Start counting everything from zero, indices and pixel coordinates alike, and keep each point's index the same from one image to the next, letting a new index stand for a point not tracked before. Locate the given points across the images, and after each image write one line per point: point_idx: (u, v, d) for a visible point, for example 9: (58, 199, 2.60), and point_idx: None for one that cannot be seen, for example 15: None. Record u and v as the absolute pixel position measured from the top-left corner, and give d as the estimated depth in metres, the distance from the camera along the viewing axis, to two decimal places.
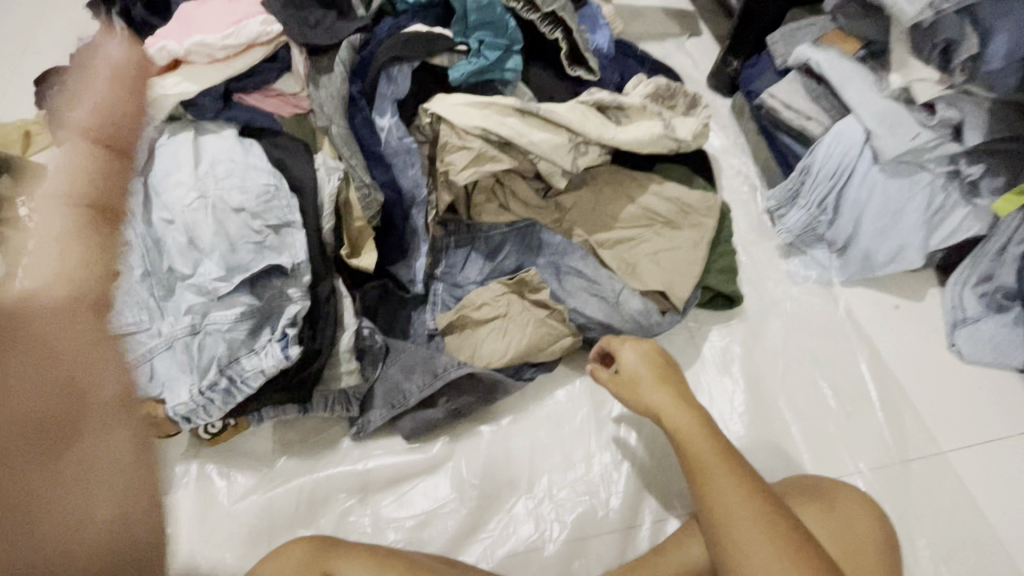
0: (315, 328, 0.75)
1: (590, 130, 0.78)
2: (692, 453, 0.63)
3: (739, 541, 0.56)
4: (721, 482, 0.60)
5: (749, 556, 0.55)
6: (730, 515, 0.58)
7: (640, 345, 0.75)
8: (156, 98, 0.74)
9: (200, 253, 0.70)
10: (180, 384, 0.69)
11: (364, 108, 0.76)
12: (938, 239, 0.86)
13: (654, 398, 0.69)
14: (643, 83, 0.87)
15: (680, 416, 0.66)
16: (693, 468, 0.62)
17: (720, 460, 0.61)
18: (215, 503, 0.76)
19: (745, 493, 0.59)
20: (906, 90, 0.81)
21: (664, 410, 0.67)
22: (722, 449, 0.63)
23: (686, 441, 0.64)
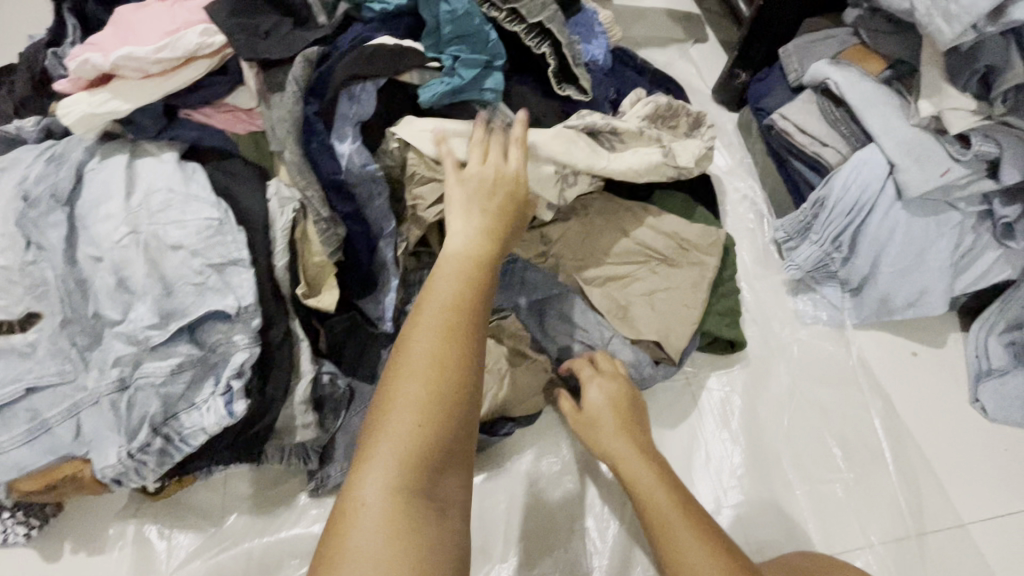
0: (265, 380, 0.67)
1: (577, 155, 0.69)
2: (650, 506, 0.60)
3: None
4: (680, 535, 0.56)
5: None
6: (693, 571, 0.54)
7: (610, 383, 0.70)
8: (80, 120, 0.63)
9: (132, 297, 0.62)
10: (109, 444, 0.61)
11: (323, 132, 0.67)
12: (964, 283, 0.78)
13: (616, 444, 0.65)
14: (640, 103, 0.78)
15: (639, 465, 0.63)
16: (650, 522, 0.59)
17: (680, 513, 0.58)
18: (155, 567, 0.70)
19: (709, 549, 0.54)
20: (937, 119, 0.72)
21: (622, 459, 0.64)
22: (683, 501, 0.59)
23: (645, 494, 0.61)
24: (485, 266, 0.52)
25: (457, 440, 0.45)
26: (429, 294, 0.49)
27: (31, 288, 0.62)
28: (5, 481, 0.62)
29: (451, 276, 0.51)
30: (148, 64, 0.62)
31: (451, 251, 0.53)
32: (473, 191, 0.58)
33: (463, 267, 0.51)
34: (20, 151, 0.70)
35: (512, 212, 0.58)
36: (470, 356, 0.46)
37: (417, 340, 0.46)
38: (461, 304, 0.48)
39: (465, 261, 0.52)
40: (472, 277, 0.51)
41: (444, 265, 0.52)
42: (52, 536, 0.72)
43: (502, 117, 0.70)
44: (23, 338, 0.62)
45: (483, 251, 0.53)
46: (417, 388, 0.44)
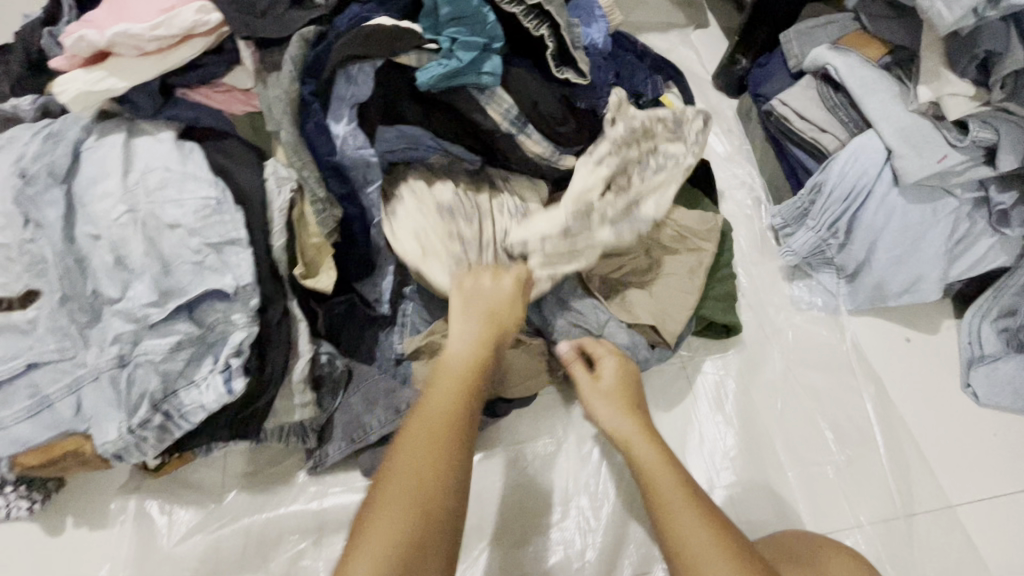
0: (264, 358, 0.68)
1: (570, 230, 0.72)
2: (654, 486, 0.58)
3: None
4: (682, 516, 0.55)
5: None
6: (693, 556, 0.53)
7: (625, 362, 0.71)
8: (76, 96, 0.63)
9: (131, 275, 0.62)
10: (110, 421, 0.62)
11: (318, 111, 0.68)
12: (959, 270, 0.78)
13: (623, 424, 0.64)
14: (615, 127, 0.77)
15: (646, 447, 0.62)
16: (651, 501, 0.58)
17: (685, 496, 0.57)
18: (156, 543, 0.70)
19: (712, 530, 0.54)
20: (935, 105, 0.72)
21: (629, 437, 0.63)
22: (688, 484, 0.58)
23: (649, 473, 0.59)
24: (479, 376, 0.58)
25: (440, 538, 0.47)
26: (422, 403, 0.54)
27: (31, 266, 0.63)
28: (6, 456, 0.63)
29: (448, 385, 0.56)
30: (145, 42, 0.61)
31: (450, 360, 0.59)
32: (475, 304, 0.65)
33: (457, 377, 0.57)
34: (17, 129, 0.70)
35: (509, 325, 0.64)
36: (452, 465, 0.49)
37: (407, 443, 0.50)
38: (455, 412, 0.53)
39: (463, 370, 0.57)
40: (467, 386, 0.56)
41: (441, 373, 0.57)
42: (56, 511, 0.73)
43: (497, 103, 0.70)
44: (23, 315, 0.63)
45: (478, 362, 0.59)
46: (401, 492, 0.47)
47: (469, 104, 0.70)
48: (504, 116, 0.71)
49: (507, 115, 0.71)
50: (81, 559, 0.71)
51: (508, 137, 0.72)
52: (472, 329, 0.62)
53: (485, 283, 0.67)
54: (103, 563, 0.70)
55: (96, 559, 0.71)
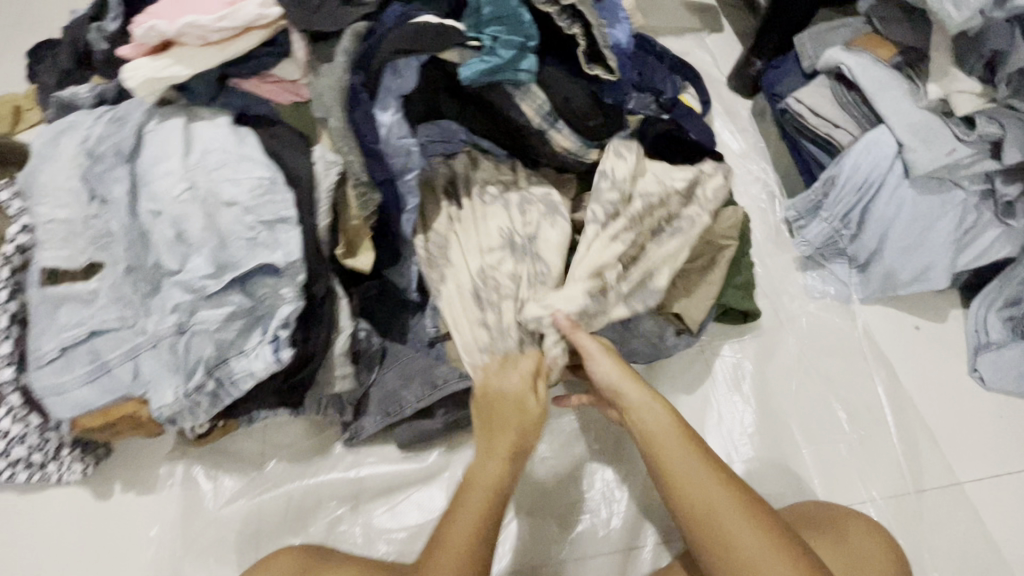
0: (309, 331, 0.72)
1: (587, 310, 0.72)
2: (673, 457, 0.62)
3: (729, 532, 0.57)
4: (709, 488, 0.59)
5: (749, 563, 0.55)
6: (723, 525, 0.57)
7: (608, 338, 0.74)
8: (142, 82, 0.67)
9: (189, 249, 0.66)
10: (166, 385, 0.66)
11: (365, 101, 0.71)
12: (966, 260, 0.82)
13: (631, 397, 0.67)
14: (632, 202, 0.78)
15: (660, 419, 0.65)
16: (669, 472, 0.62)
17: (705, 466, 0.61)
18: (203, 505, 0.75)
19: (723, 484, 0.60)
20: (944, 102, 0.77)
21: (640, 408, 0.66)
22: (707, 456, 0.62)
23: (667, 444, 0.63)
24: (497, 494, 0.63)
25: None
26: (444, 532, 0.60)
27: (95, 240, 0.67)
28: (69, 416, 0.67)
29: (471, 508, 0.61)
30: (209, 32, 0.66)
31: (473, 481, 0.63)
32: (496, 413, 0.67)
33: (476, 503, 0.61)
34: (77, 114, 0.74)
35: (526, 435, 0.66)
36: None
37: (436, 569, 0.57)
38: (477, 537, 0.59)
39: (482, 493, 0.62)
40: (488, 506, 0.61)
41: (465, 494, 0.62)
42: (104, 476, 0.77)
43: (531, 98, 0.76)
44: (86, 286, 0.67)
45: (499, 480, 0.63)
46: None
47: (504, 98, 0.75)
48: (537, 111, 0.77)
49: (540, 109, 0.77)
50: (129, 521, 0.75)
51: (538, 131, 0.78)
52: (494, 444, 0.65)
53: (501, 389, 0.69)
54: (151, 525, 0.74)
55: (144, 521, 0.74)
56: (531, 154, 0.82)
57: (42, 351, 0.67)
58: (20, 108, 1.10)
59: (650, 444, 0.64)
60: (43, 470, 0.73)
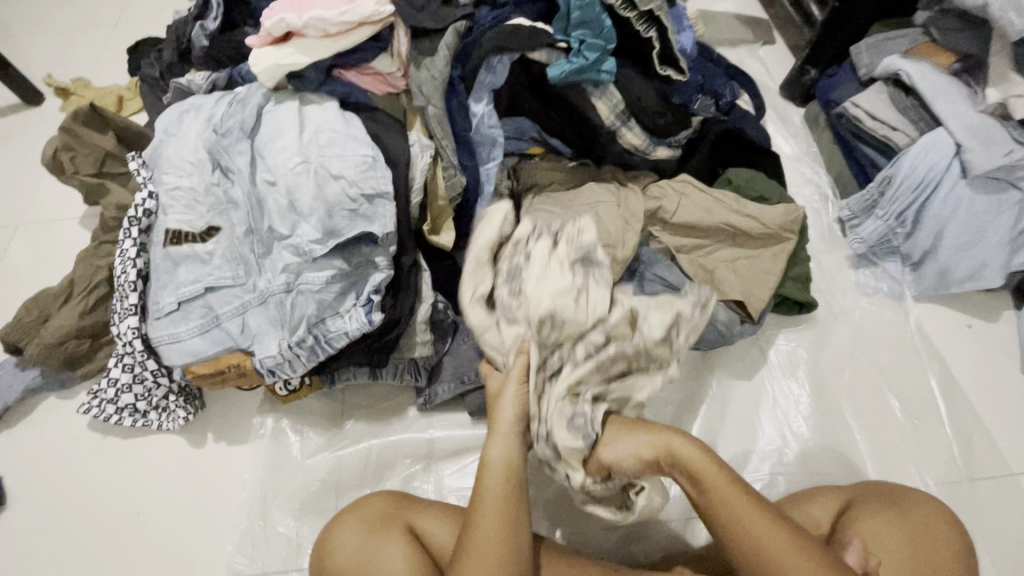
0: (397, 298, 0.78)
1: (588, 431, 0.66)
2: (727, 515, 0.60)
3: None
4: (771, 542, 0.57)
5: None
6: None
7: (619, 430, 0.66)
8: (267, 68, 0.76)
9: (298, 216, 0.73)
10: (271, 338, 0.73)
11: (461, 92, 0.81)
12: (1020, 261, 0.85)
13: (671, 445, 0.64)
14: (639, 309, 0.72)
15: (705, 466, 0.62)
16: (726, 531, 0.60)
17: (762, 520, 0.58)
18: (290, 456, 0.81)
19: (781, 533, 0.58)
20: (1003, 106, 0.82)
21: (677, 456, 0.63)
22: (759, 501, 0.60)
23: (725, 498, 0.60)
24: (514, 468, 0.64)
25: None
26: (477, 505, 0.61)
27: (214, 207, 0.76)
28: (182, 363, 0.74)
29: (495, 486, 0.62)
30: (329, 25, 0.74)
31: (491, 460, 0.64)
32: (500, 405, 0.68)
33: (501, 476, 0.63)
34: (200, 97, 0.84)
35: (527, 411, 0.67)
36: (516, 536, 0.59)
37: (481, 538, 0.59)
38: (509, 512, 0.61)
39: (501, 468, 0.63)
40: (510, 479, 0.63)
41: (488, 473, 0.64)
42: (199, 426, 0.84)
43: (608, 98, 0.81)
44: (204, 247, 0.74)
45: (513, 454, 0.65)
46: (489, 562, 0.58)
47: (581, 96, 0.81)
48: (612, 110, 0.82)
49: (615, 109, 0.82)
50: (221, 468, 0.81)
51: (611, 129, 0.83)
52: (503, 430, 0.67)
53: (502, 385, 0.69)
54: (244, 471, 0.81)
55: (237, 468, 0.81)
56: (598, 155, 0.89)
57: (162, 303, 0.74)
58: (122, 97, 1.21)
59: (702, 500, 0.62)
60: (145, 417, 0.81)
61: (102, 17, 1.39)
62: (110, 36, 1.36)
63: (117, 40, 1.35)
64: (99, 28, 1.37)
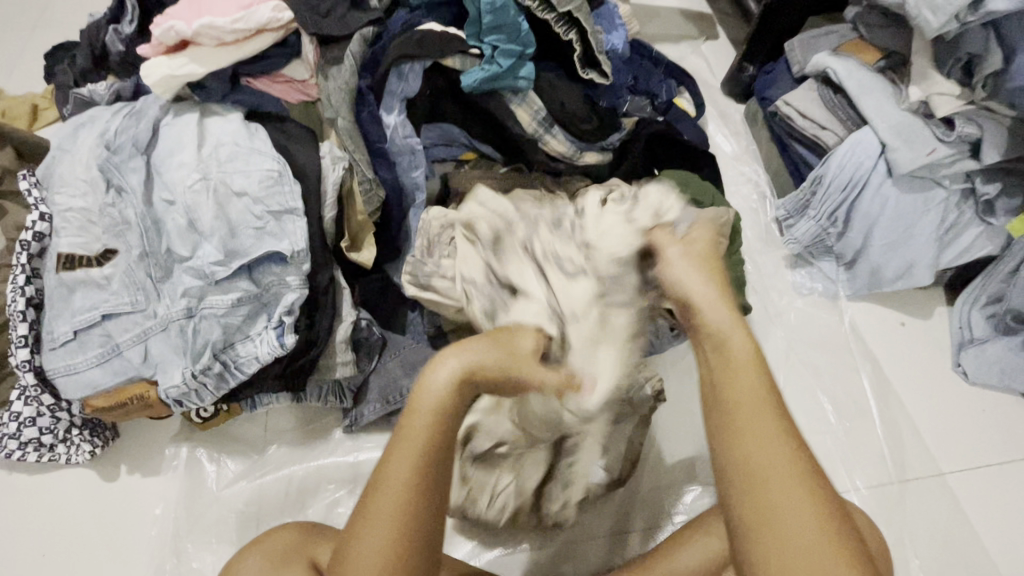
0: (313, 318, 0.74)
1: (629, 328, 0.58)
2: (774, 496, 0.39)
3: (754, 488, 0.39)
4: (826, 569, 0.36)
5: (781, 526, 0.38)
6: (758, 483, 0.39)
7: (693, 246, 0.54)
8: (160, 80, 0.71)
9: (199, 236, 0.69)
10: (174, 366, 0.69)
11: (372, 103, 0.77)
12: (948, 257, 0.85)
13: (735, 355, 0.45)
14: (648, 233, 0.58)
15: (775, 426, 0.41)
16: (746, 506, 0.39)
17: (764, 417, 0.41)
18: (206, 487, 0.77)
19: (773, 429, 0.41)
20: (925, 104, 0.81)
21: (739, 372, 0.44)
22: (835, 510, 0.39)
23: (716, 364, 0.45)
24: (443, 431, 0.44)
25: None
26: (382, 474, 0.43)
27: (109, 228, 0.71)
28: (80, 396, 0.69)
29: (410, 448, 0.43)
30: (224, 33, 0.70)
31: (418, 407, 0.44)
32: (471, 341, 0.47)
33: (427, 441, 0.43)
34: (97, 109, 0.79)
35: (499, 369, 0.47)
36: (420, 535, 0.43)
37: (368, 525, 0.42)
38: (410, 503, 0.42)
39: (428, 423, 0.44)
40: (432, 444, 0.44)
41: (405, 436, 0.44)
42: (111, 458, 0.79)
43: (529, 105, 0.79)
44: (100, 272, 0.69)
45: (450, 406, 0.45)
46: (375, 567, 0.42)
47: (499, 103, 0.79)
48: (533, 117, 0.80)
49: (536, 116, 0.80)
50: (134, 501, 0.77)
51: (533, 137, 0.81)
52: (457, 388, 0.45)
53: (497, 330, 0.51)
54: (155, 505, 0.77)
55: (149, 501, 0.77)
56: (526, 162, 0.84)
57: (57, 334, 0.69)
58: (36, 107, 1.14)
59: (737, 442, 0.41)
60: (52, 450, 0.76)
61: (18, 19, 1.31)
62: (27, 39, 1.28)
63: (35, 43, 1.27)
64: (15, 31, 1.29)
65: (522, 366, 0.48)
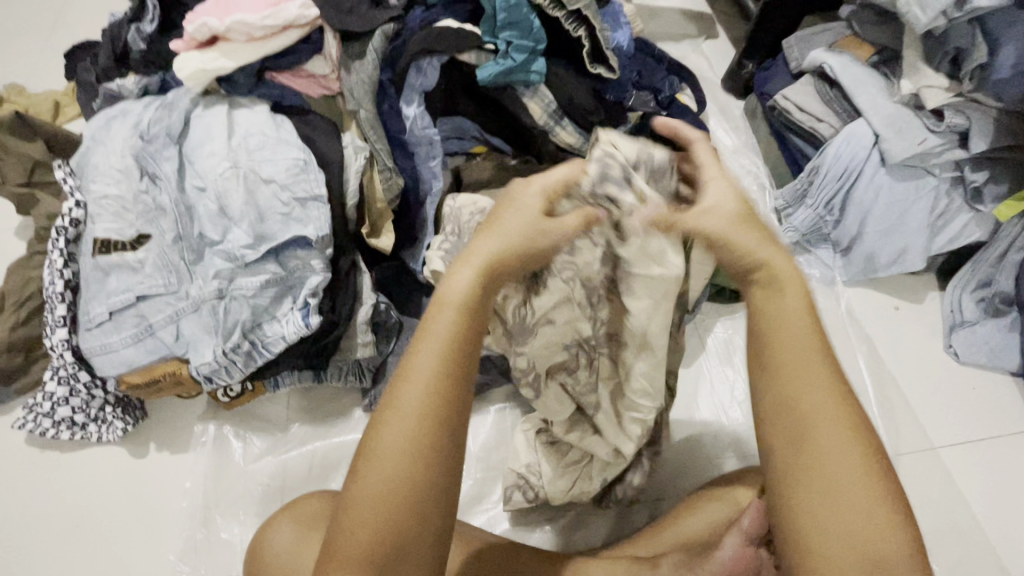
0: (335, 301, 0.78)
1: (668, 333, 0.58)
2: (820, 445, 0.41)
3: (819, 434, 0.41)
4: (865, 498, 0.39)
5: (828, 471, 0.40)
6: (815, 436, 0.41)
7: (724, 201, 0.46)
8: (191, 73, 0.76)
9: (230, 222, 0.73)
10: (205, 345, 0.72)
11: (393, 95, 0.82)
12: (939, 244, 0.89)
13: (773, 314, 0.43)
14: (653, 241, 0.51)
15: (827, 387, 0.42)
16: (806, 458, 0.41)
17: (830, 377, 0.42)
18: (232, 462, 0.81)
19: (828, 383, 0.42)
20: (916, 96, 0.85)
21: (786, 333, 0.43)
22: (874, 450, 0.41)
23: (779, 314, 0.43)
24: (477, 317, 0.43)
25: (426, 541, 0.39)
26: (412, 356, 0.41)
27: (143, 214, 0.75)
28: (116, 374, 0.73)
29: (441, 331, 0.41)
30: (254, 29, 0.75)
31: (451, 295, 0.42)
32: (501, 221, 0.46)
33: (457, 320, 0.42)
34: (128, 103, 0.82)
35: (521, 248, 0.45)
36: (456, 417, 0.41)
37: (401, 404, 0.40)
38: (438, 400, 0.40)
39: (459, 305, 0.42)
40: (459, 338, 0.41)
41: (435, 317, 0.42)
42: (140, 436, 0.83)
43: (540, 98, 0.83)
44: (134, 255, 0.73)
45: (477, 298, 0.43)
46: (406, 449, 0.39)
47: (512, 96, 0.82)
48: (544, 109, 0.83)
49: (547, 109, 0.83)
50: (164, 477, 0.81)
51: (544, 129, 0.84)
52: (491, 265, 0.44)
53: (509, 193, 0.48)
54: (185, 479, 0.80)
55: (178, 477, 0.80)
56: (535, 154, 0.87)
57: (92, 314, 0.73)
58: (58, 103, 1.17)
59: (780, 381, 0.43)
60: (84, 429, 0.80)
61: (37, 19, 1.35)
62: (46, 38, 1.32)
63: (54, 44, 1.31)
64: (35, 31, 1.33)
65: (539, 242, 0.46)
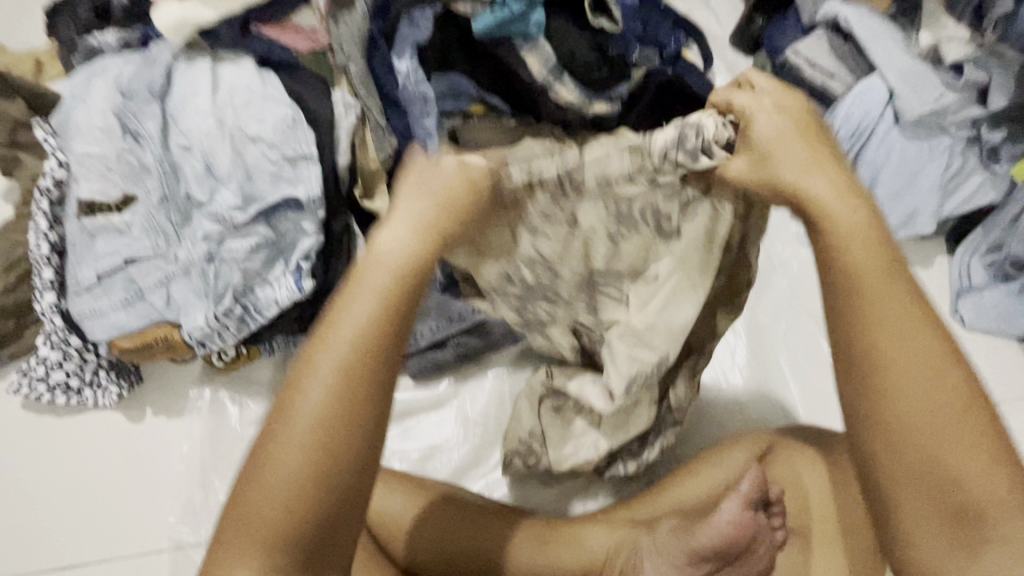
0: (328, 266, 0.76)
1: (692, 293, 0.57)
2: (919, 394, 0.36)
3: (914, 384, 0.36)
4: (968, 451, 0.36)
5: (927, 428, 0.36)
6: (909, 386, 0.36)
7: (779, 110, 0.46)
8: (173, 24, 0.74)
9: (218, 182, 0.72)
10: (197, 309, 0.71)
11: (383, 49, 0.76)
12: (952, 206, 0.86)
13: (855, 254, 0.39)
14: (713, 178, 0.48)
15: (922, 325, 0.37)
16: (905, 413, 0.36)
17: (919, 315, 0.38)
18: (229, 427, 0.81)
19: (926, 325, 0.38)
20: (934, 50, 0.85)
21: (870, 270, 0.39)
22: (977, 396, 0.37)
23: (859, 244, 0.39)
24: (413, 282, 0.39)
25: (339, 521, 0.36)
26: (336, 314, 0.38)
27: (127, 172, 0.72)
28: (106, 338, 0.71)
29: (372, 290, 0.38)
30: None
31: (381, 254, 0.39)
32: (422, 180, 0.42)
33: (389, 281, 0.38)
34: (107, 57, 0.79)
35: (446, 215, 0.41)
36: (380, 387, 0.37)
37: (320, 365, 0.36)
38: (356, 371, 0.36)
39: (389, 268, 0.38)
40: (394, 298, 0.38)
41: (364, 275, 0.38)
42: (136, 401, 0.82)
43: (540, 53, 0.77)
44: (120, 217, 0.71)
45: (414, 262, 0.39)
46: (321, 416, 0.36)
47: (510, 52, 0.76)
48: (544, 65, 0.77)
49: (548, 64, 0.77)
50: (163, 441, 0.81)
51: (544, 85, 0.78)
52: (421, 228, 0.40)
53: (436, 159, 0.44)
54: (183, 444, 0.80)
55: (176, 441, 0.80)
56: (534, 114, 0.83)
57: (80, 278, 0.71)
58: (40, 62, 1.13)
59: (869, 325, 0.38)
60: (79, 394, 0.79)
61: None
62: None
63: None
64: None
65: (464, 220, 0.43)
